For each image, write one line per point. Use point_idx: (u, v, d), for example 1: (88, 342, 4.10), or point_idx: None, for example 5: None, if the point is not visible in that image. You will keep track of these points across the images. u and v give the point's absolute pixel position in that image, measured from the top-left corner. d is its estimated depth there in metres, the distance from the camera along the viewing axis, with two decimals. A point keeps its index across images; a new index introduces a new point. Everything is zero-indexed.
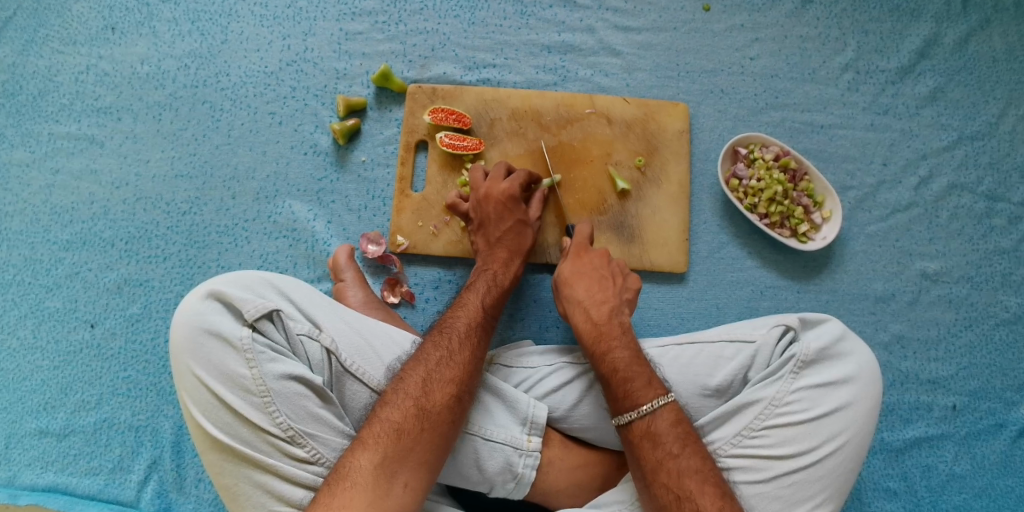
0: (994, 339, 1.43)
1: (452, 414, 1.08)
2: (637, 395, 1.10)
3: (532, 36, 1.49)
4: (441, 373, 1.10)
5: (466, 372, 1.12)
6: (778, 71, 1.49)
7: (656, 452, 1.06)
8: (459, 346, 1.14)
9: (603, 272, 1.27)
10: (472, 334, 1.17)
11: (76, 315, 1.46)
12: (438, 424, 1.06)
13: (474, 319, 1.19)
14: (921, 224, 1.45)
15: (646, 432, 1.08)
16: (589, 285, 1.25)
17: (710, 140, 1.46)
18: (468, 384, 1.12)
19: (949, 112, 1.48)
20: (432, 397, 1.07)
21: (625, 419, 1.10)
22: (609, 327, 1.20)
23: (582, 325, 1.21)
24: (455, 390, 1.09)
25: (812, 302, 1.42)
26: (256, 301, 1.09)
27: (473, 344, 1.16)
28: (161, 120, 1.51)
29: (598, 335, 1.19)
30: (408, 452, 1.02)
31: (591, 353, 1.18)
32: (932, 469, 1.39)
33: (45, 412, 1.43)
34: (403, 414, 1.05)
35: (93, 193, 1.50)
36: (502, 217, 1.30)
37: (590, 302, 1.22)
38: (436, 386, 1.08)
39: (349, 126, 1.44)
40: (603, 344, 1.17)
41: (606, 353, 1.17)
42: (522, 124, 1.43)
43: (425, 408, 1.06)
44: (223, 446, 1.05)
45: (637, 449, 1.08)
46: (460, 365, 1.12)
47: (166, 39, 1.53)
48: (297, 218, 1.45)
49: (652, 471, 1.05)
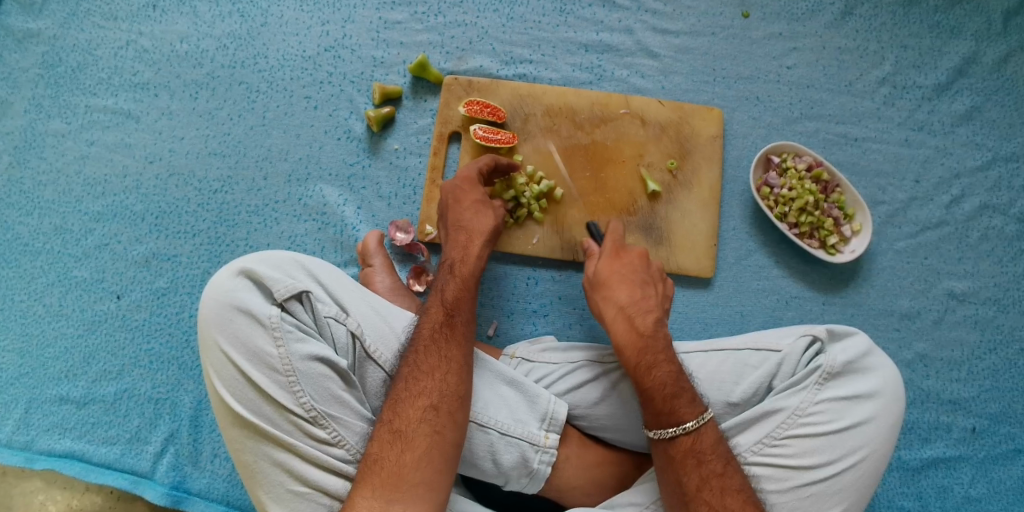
0: (1017, 364, 1.43)
1: (433, 426, 1.05)
2: (683, 411, 1.08)
3: (569, 34, 1.49)
4: (409, 389, 1.07)
5: (436, 378, 1.08)
6: (814, 81, 1.48)
7: (699, 470, 1.05)
8: (424, 354, 1.10)
9: (640, 277, 1.23)
10: (440, 336, 1.12)
11: (103, 286, 1.48)
12: (420, 442, 1.03)
13: (438, 320, 1.14)
14: (950, 243, 1.45)
15: (690, 449, 1.07)
16: (631, 290, 1.21)
17: (743, 147, 1.45)
18: (442, 387, 1.07)
19: (984, 133, 1.48)
20: (405, 416, 1.05)
21: (668, 434, 1.08)
22: (654, 338, 1.16)
23: (625, 329, 1.17)
24: (428, 402, 1.06)
25: (837, 315, 1.41)
26: (286, 281, 1.11)
27: (442, 346, 1.11)
28: (197, 99, 1.53)
29: (643, 346, 1.15)
30: (397, 477, 1.01)
31: (636, 364, 1.14)
32: (948, 491, 1.38)
33: (66, 380, 1.45)
34: (380, 443, 1.03)
35: (126, 166, 1.52)
36: (459, 201, 1.28)
37: (636, 310, 1.19)
38: (407, 404, 1.06)
39: (384, 114, 1.44)
40: (649, 356, 1.13)
41: (652, 366, 1.13)
42: (556, 121, 1.42)
43: (401, 430, 1.04)
44: (246, 423, 1.06)
45: (679, 466, 1.06)
46: (429, 373, 1.08)
47: (207, 19, 1.55)
48: (327, 202, 1.45)
49: (694, 488, 1.04)
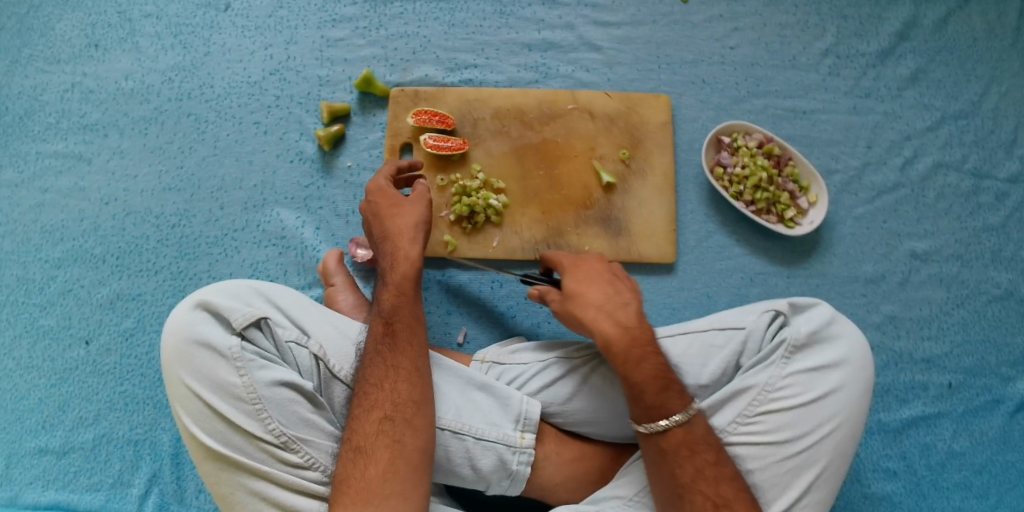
0: (986, 315, 1.44)
1: (392, 436, 1.04)
2: (673, 403, 1.06)
3: (512, 35, 1.49)
4: (362, 405, 1.07)
5: (386, 388, 1.07)
6: (758, 59, 1.49)
7: (694, 460, 1.04)
8: (371, 369, 1.10)
9: (608, 274, 1.19)
10: (382, 348, 1.11)
11: (71, 331, 1.47)
12: (381, 454, 1.02)
13: (379, 331, 1.13)
14: (908, 205, 1.46)
15: (683, 440, 1.05)
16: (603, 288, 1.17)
17: (693, 130, 1.46)
18: (394, 397, 1.07)
19: (931, 93, 1.50)
20: (363, 431, 1.05)
21: (659, 427, 1.06)
22: (639, 329, 1.12)
23: (608, 324, 1.12)
24: (383, 413, 1.05)
25: (802, 286, 1.41)
26: (245, 309, 1.10)
27: (387, 356, 1.10)
28: (147, 135, 1.52)
29: (629, 339, 1.10)
30: (365, 492, 0.99)
31: (624, 359, 1.09)
32: (931, 448, 1.39)
33: (44, 430, 1.43)
34: (343, 463, 1.03)
35: (83, 210, 1.51)
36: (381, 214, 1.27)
37: (613, 304, 1.14)
38: (362, 422, 1.05)
39: (333, 132, 1.44)
40: (637, 349, 1.09)
41: (640, 359, 1.09)
42: (505, 123, 1.42)
43: (361, 447, 1.03)
44: (219, 455, 1.06)
45: (671, 457, 1.05)
46: (378, 385, 1.08)
47: (150, 54, 1.55)
48: (285, 226, 1.45)
49: (689, 479, 1.03)
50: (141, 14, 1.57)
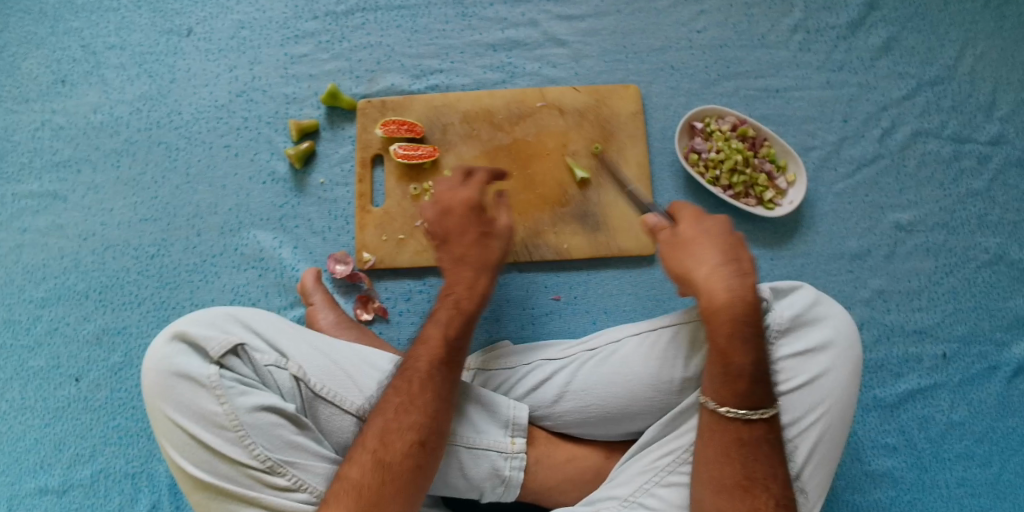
0: (976, 282, 1.42)
1: (417, 460, 1.02)
2: (763, 396, 1.03)
3: (476, 37, 1.48)
4: (397, 420, 1.03)
5: (429, 414, 1.05)
6: (726, 40, 1.47)
7: (771, 455, 1.02)
8: (420, 388, 1.07)
9: (729, 239, 1.10)
10: (440, 373, 1.09)
11: (60, 371, 1.46)
12: (402, 472, 1.00)
13: (436, 354, 1.10)
14: (889, 176, 1.44)
15: (764, 435, 1.03)
16: (721, 253, 1.08)
17: (665, 118, 1.44)
18: (431, 422, 1.04)
19: (905, 61, 1.48)
20: (392, 447, 1.01)
21: (746, 415, 1.02)
22: (743, 303, 1.04)
23: (722, 292, 1.05)
24: (416, 436, 1.03)
25: (787, 267, 1.40)
26: (220, 337, 1.09)
27: (434, 380, 1.08)
28: (119, 167, 1.52)
29: (734, 315, 1.04)
30: (376, 505, 0.97)
31: (724, 333, 1.04)
32: (929, 420, 1.37)
33: (42, 469, 1.42)
34: (361, 469, 0.99)
35: (62, 247, 1.50)
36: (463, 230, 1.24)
37: (737, 275, 1.05)
38: (395, 435, 1.02)
39: (303, 149, 1.43)
40: (746, 328, 1.03)
41: (742, 338, 1.03)
42: (475, 126, 1.41)
43: (384, 460, 1.00)
44: (207, 485, 1.06)
45: (750, 450, 1.02)
46: (419, 406, 1.05)
47: (116, 86, 1.54)
48: (262, 247, 1.44)
49: (761, 475, 1.00)
50: (105, 46, 1.56)
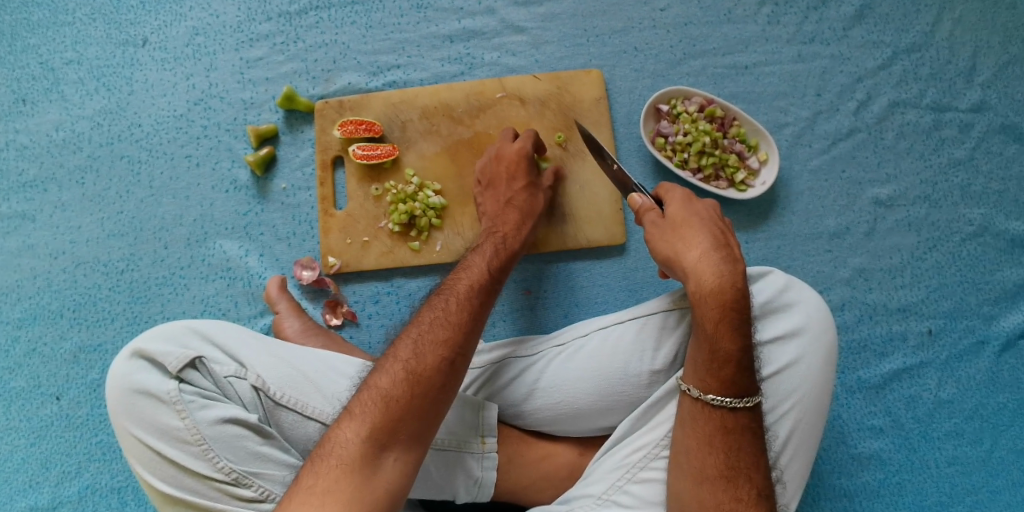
0: (961, 255, 1.37)
1: (445, 378, 0.95)
2: (749, 383, 1.00)
3: (432, 29, 1.44)
4: (430, 337, 0.98)
5: (463, 334, 1.00)
6: (690, 18, 1.42)
7: (755, 443, 0.99)
8: (456, 308, 1.03)
9: (718, 227, 1.06)
10: (474, 295, 1.06)
11: (41, 390, 1.46)
12: (433, 391, 0.94)
13: (476, 281, 1.08)
14: (867, 150, 1.39)
15: (748, 424, 1.00)
16: (709, 240, 1.04)
17: (630, 102, 1.40)
18: (465, 343, 0.99)
19: (879, 28, 1.42)
20: (423, 359, 0.95)
21: (731, 405, 0.99)
22: (734, 291, 1.01)
23: (712, 277, 1.01)
24: (448, 352, 0.97)
25: (762, 250, 1.36)
26: (177, 352, 1.08)
27: (473, 305, 1.04)
28: (84, 184, 1.50)
29: (725, 300, 1.00)
30: (398, 422, 0.90)
31: (710, 317, 1.00)
32: (917, 399, 1.33)
33: (31, 489, 1.43)
34: (393, 380, 0.93)
35: (34, 267, 1.49)
36: (513, 177, 1.28)
37: (724, 261, 1.02)
38: (428, 348, 0.96)
39: (263, 155, 1.40)
40: (736, 314, 1.00)
41: (727, 324, 0.99)
42: (434, 122, 1.38)
43: (418, 373, 0.94)
44: (176, 499, 1.06)
45: (734, 439, 0.99)
46: (456, 325, 1.00)
47: (76, 101, 1.52)
48: (229, 257, 1.42)
49: (743, 465, 0.98)
50: (62, 61, 1.53)
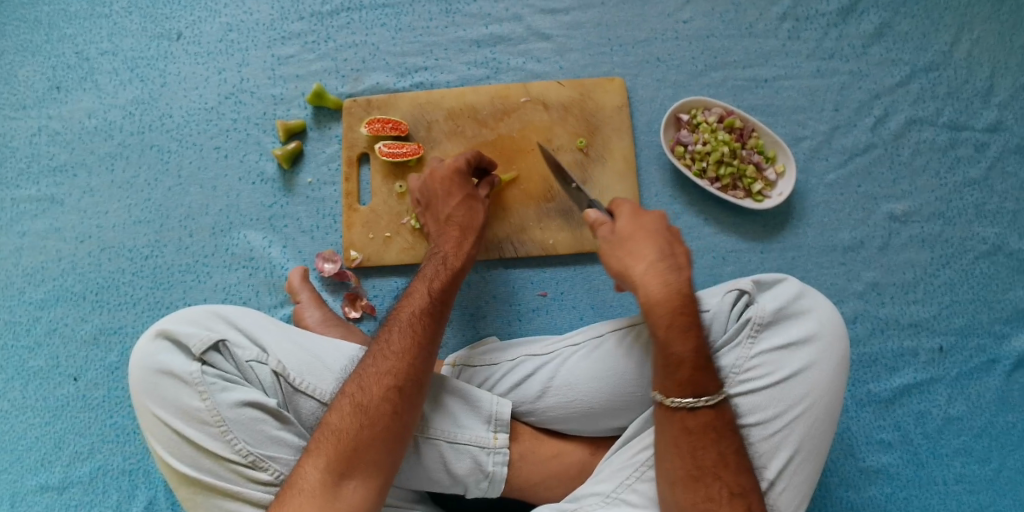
0: (974, 273, 1.38)
1: (394, 406, 1.02)
2: (707, 383, 1.02)
3: (460, 33, 1.47)
4: (376, 366, 1.06)
5: (405, 360, 1.06)
6: (713, 31, 1.45)
7: (721, 444, 1.01)
8: (399, 336, 1.09)
9: (666, 235, 1.11)
10: (417, 322, 1.11)
11: (60, 371, 1.49)
12: (382, 420, 1.01)
13: (419, 307, 1.13)
14: (882, 166, 1.41)
15: (711, 423, 1.02)
16: (660, 248, 1.09)
17: (651, 111, 1.43)
18: (408, 369, 1.05)
19: (898, 47, 1.44)
20: (369, 391, 1.03)
21: (690, 405, 1.01)
22: (686, 297, 1.05)
23: (660, 285, 1.05)
24: (392, 381, 1.04)
25: (777, 260, 1.38)
26: (201, 334, 1.10)
27: (416, 331, 1.09)
28: (113, 170, 1.54)
29: (677, 306, 1.04)
30: (353, 452, 0.98)
31: (665, 324, 1.04)
32: (926, 415, 1.34)
33: (43, 467, 1.45)
34: (341, 415, 1.01)
35: (60, 250, 1.52)
36: (449, 193, 1.28)
37: (670, 266, 1.06)
38: (373, 380, 1.04)
39: (291, 149, 1.44)
40: (683, 318, 1.03)
41: (682, 329, 1.03)
42: (459, 123, 1.41)
43: (362, 404, 1.02)
44: (191, 479, 1.08)
45: (698, 440, 1.01)
46: (398, 355, 1.06)
47: (109, 90, 1.56)
48: (252, 247, 1.45)
49: (711, 464, 1.00)
50: (98, 51, 1.57)
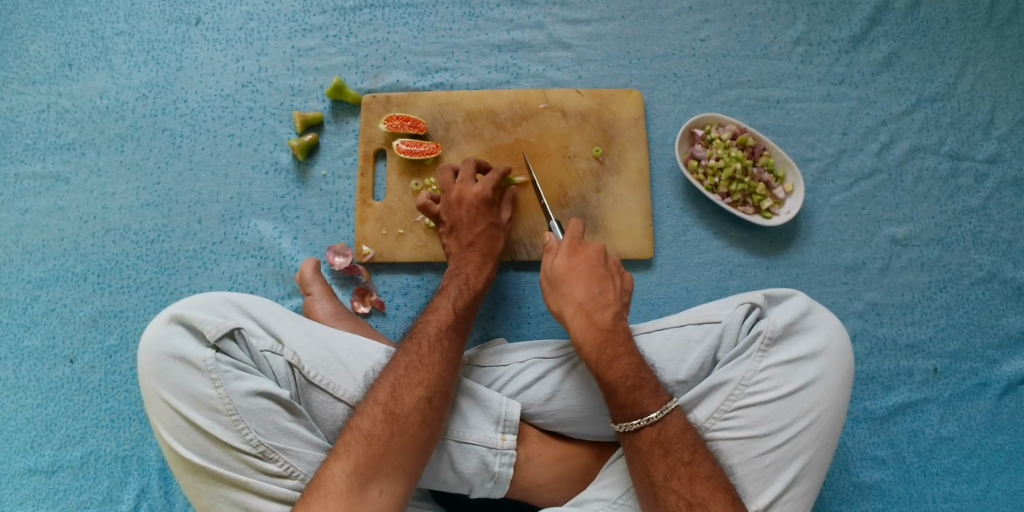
0: (969, 298, 1.43)
1: (423, 415, 1.05)
2: (646, 403, 1.05)
3: (481, 37, 1.49)
4: (409, 377, 1.08)
5: (435, 372, 1.09)
6: (729, 50, 1.49)
7: (665, 460, 1.02)
8: (429, 350, 1.12)
9: (603, 273, 1.20)
10: (444, 338, 1.14)
11: (55, 352, 1.47)
12: (411, 429, 1.03)
13: (446, 322, 1.17)
14: (886, 191, 1.45)
15: (655, 439, 1.04)
16: (589, 286, 1.19)
17: (666, 124, 1.46)
18: (438, 382, 1.09)
19: (906, 77, 1.49)
20: (400, 401, 1.05)
21: (634, 426, 1.05)
22: (614, 332, 1.14)
23: (585, 325, 1.15)
24: (424, 393, 1.07)
25: (782, 277, 1.41)
26: (217, 321, 1.10)
27: (444, 344, 1.13)
28: (123, 152, 1.52)
29: (603, 340, 1.13)
30: (380, 458, 1.00)
31: (596, 358, 1.12)
32: (919, 434, 1.38)
33: (32, 450, 1.43)
34: (373, 421, 1.03)
35: (63, 229, 1.50)
36: (474, 220, 1.29)
37: (593, 305, 1.17)
38: (404, 390, 1.06)
39: (307, 141, 1.44)
40: (609, 350, 1.11)
41: (613, 359, 1.10)
42: (477, 125, 1.43)
43: (395, 413, 1.04)
44: (197, 468, 1.06)
45: (646, 456, 1.03)
46: (429, 367, 1.09)
47: (123, 71, 1.55)
48: (262, 237, 1.45)
49: (662, 477, 1.01)
50: (113, 32, 1.56)
